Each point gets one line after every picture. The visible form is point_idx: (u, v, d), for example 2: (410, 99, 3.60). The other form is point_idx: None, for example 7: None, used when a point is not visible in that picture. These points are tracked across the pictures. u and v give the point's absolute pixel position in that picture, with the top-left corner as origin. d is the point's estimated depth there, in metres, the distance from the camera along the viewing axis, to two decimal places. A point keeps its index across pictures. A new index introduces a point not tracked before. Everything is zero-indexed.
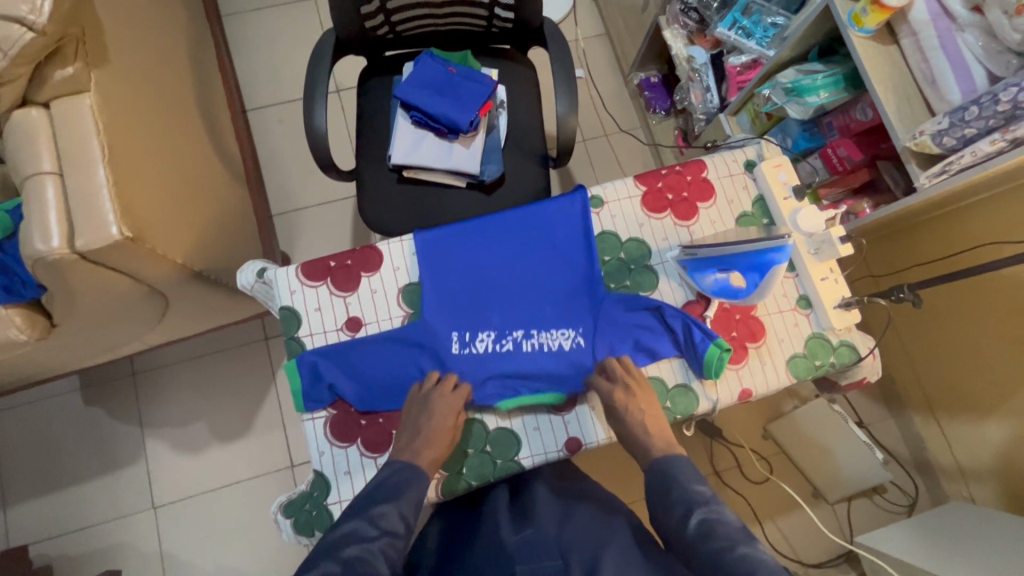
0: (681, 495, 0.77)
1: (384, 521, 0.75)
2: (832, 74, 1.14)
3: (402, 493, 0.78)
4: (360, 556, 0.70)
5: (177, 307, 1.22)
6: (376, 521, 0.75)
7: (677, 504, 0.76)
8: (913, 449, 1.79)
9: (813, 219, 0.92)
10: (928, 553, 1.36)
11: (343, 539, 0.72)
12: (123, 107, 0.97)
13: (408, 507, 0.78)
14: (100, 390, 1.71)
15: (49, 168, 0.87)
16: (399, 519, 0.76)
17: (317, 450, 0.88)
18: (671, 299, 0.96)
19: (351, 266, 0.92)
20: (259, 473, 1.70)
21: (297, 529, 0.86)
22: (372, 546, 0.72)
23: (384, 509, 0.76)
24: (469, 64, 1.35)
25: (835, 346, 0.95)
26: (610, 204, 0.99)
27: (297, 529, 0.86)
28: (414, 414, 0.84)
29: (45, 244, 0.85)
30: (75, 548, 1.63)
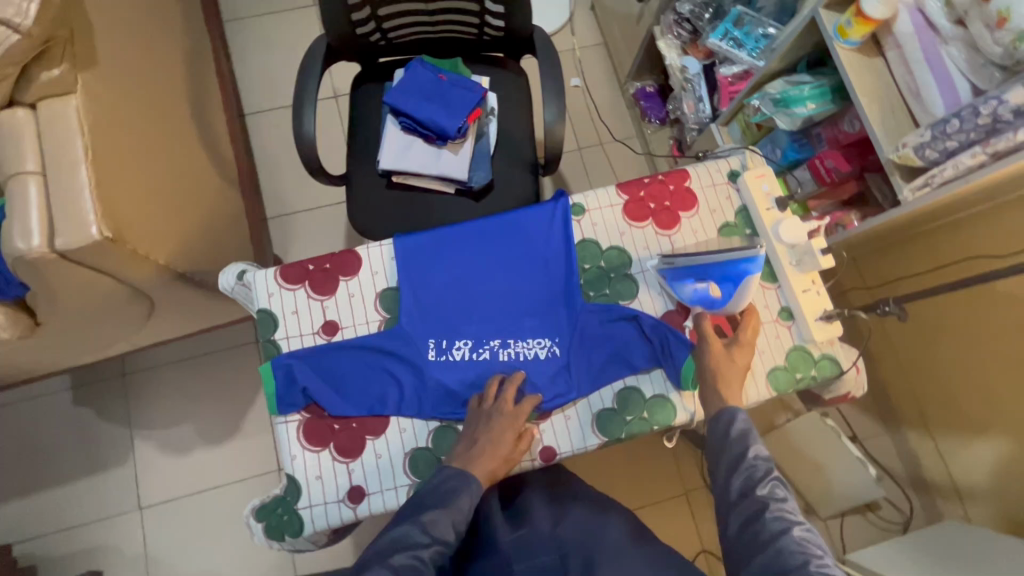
0: (750, 457, 0.77)
1: (435, 528, 0.76)
2: (818, 86, 1.14)
3: (451, 500, 0.79)
4: (410, 564, 0.73)
5: (163, 308, 1.22)
6: (426, 527, 0.76)
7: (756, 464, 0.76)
8: (908, 466, 1.76)
9: (796, 230, 0.93)
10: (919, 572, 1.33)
11: (393, 546, 0.75)
12: (111, 109, 0.98)
13: (458, 514, 0.78)
14: (90, 390, 1.72)
15: (32, 168, 0.88)
16: (450, 527, 0.77)
17: (290, 454, 0.87)
18: (650, 309, 0.95)
19: (329, 270, 0.92)
20: (246, 477, 1.70)
21: (268, 534, 0.86)
22: (423, 553, 0.74)
23: (433, 516, 0.77)
24: (459, 71, 1.36)
25: (816, 359, 0.94)
26: (591, 212, 0.98)
27: (268, 534, 0.86)
28: (473, 423, 0.84)
29: (26, 243, 0.85)
30: (60, 548, 1.63)
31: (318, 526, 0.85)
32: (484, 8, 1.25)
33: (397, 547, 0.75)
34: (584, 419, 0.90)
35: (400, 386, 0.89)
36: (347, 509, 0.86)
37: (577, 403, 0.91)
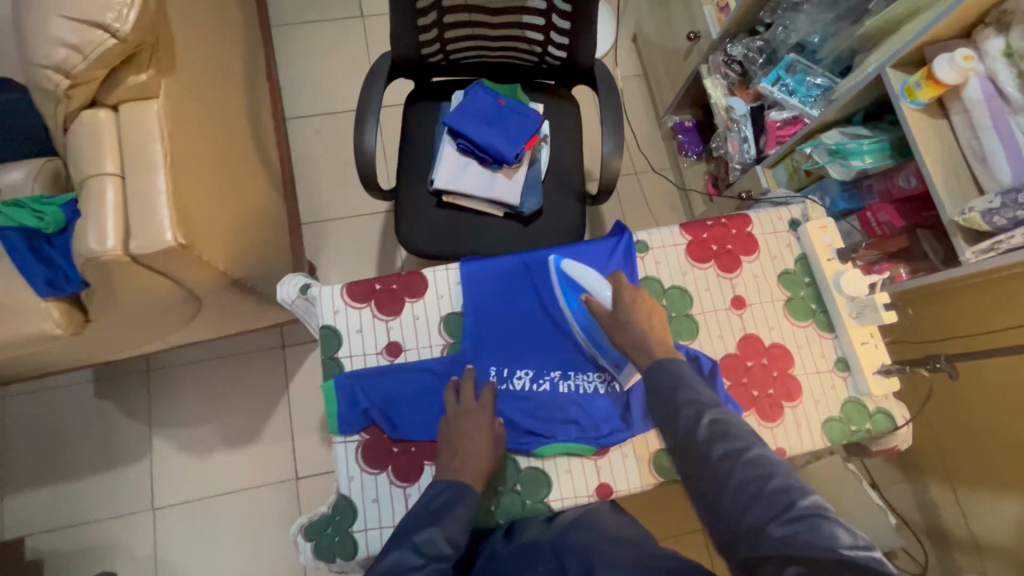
0: (692, 404, 0.73)
1: (431, 546, 0.70)
2: (879, 140, 1.16)
3: (445, 514, 0.74)
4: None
5: (207, 312, 1.22)
6: (420, 548, 0.70)
7: (684, 406, 0.73)
8: (927, 517, 1.76)
9: (857, 283, 0.94)
10: None
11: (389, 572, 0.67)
12: (186, 114, 0.99)
13: (453, 527, 0.73)
14: (112, 384, 1.71)
15: (111, 170, 0.88)
16: (446, 542, 0.71)
17: (347, 475, 0.87)
18: (709, 351, 0.96)
19: (396, 291, 0.93)
20: (263, 483, 1.68)
21: (317, 554, 0.84)
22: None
23: (429, 535, 0.71)
24: (518, 97, 1.38)
25: (872, 412, 0.95)
26: (654, 250, 0.99)
27: (318, 554, 0.84)
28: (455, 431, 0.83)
29: (99, 244, 0.85)
30: (69, 544, 1.59)
31: (371, 550, 0.85)
32: (549, 38, 1.27)
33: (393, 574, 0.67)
34: (641, 457, 0.90)
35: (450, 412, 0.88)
36: None
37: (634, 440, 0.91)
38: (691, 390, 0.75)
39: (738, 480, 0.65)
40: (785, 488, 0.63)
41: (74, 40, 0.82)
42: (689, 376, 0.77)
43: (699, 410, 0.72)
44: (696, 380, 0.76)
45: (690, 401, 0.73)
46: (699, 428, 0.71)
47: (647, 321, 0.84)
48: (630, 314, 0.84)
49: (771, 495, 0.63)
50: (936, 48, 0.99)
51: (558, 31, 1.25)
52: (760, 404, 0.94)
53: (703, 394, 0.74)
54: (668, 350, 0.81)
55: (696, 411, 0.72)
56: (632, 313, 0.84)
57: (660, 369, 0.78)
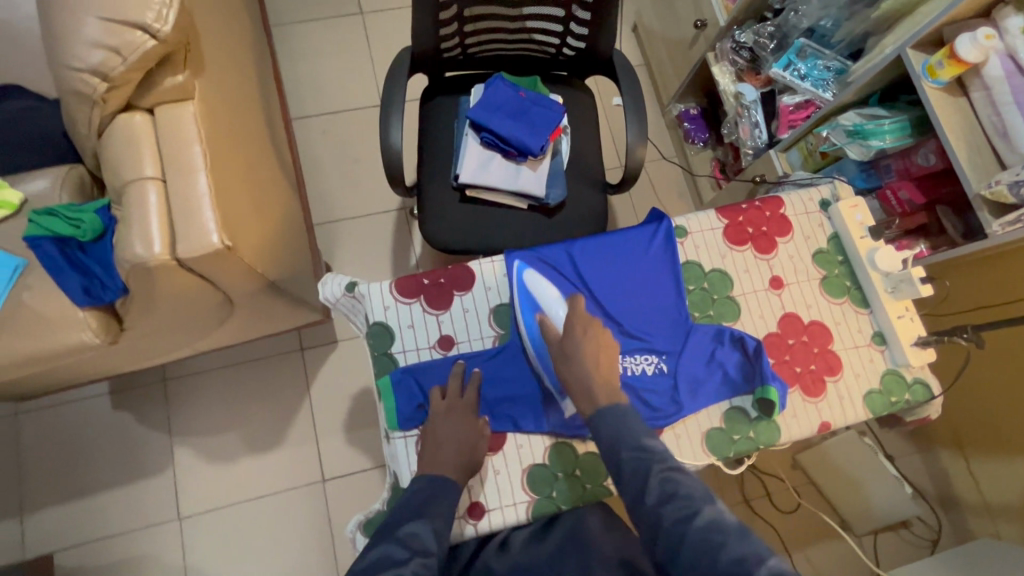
0: (639, 460, 0.73)
1: (415, 540, 0.73)
2: (899, 121, 1.18)
3: (429, 508, 0.77)
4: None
5: (238, 316, 1.20)
6: (405, 542, 0.74)
7: (630, 462, 0.73)
8: (938, 484, 1.82)
9: (891, 259, 0.97)
10: None
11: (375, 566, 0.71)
12: (217, 114, 0.98)
13: (438, 522, 0.77)
14: (129, 395, 1.68)
15: (152, 174, 0.87)
16: (431, 537, 0.74)
17: (408, 469, 0.87)
18: (752, 331, 0.98)
19: (444, 285, 0.93)
20: (290, 487, 1.67)
21: None
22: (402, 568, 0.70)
23: (414, 530, 0.75)
24: (537, 89, 1.38)
25: (909, 383, 0.98)
26: (693, 235, 1.01)
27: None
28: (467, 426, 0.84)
29: (146, 249, 0.84)
30: (94, 560, 1.57)
31: None
32: (568, 30, 1.28)
33: (380, 567, 0.71)
34: (694, 437, 0.92)
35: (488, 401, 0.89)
36: (465, 526, 0.86)
37: (686, 421, 0.93)
38: (637, 444, 0.75)
39: (692, 545, 0.65)
40: (742, 557, 0.63)
41: (113, 42, 0.81)
42: (633, 429, 0.77)
43: (646, 467, 0.73)
44: (641, 433, 0.77)
45: (634, 457, 0.74)
46: (648, 487, 0.71)
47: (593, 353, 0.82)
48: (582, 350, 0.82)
49: (726, 566, 0.63)
50: (955, 28, 1.02)
51: (578, 22, 1.26)
52: (803, 380, 0.96)
53: (648, 449, 0.74)
54: (611, 394, 0.80)
55: (643, 468, 0.73)
56: (581, 347, 0.82)
57: (602, 421, 0.78)
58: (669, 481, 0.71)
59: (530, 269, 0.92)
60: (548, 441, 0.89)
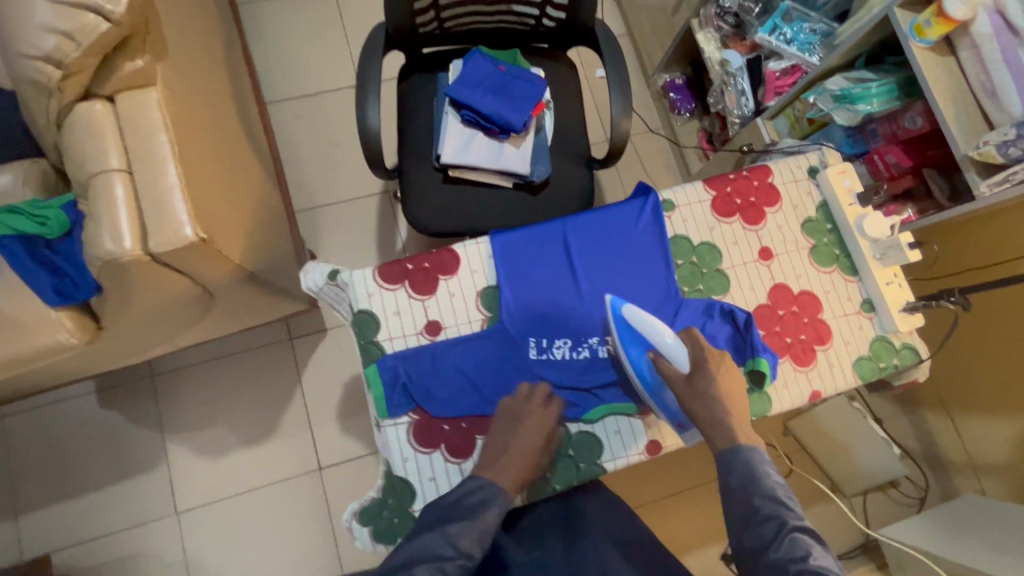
0: (769, 509, 0.74)
1: (461, 542, 0.74)
2: (885, 83, 1.17)
3: (477, 516, 0.76)
4: None
5: (220, 308, 1.18)
6: (452, 540, 0.74)
7: (761, 509, 0.74)
8: (924, 445, 1.86)
9: (880, 225, 0.96)
10: (950, 544, 1.43)
11: (418, 555, 0.73)
12: (183, 100, 0.93)
13: (483, 527, 0.76)
14: (117, 393, 1.65)
15: (117, 165, 0.83)
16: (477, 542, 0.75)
17: (400, 457, 0.85)
18: (742, 303, 0.97)
19: (429, 269, 0.91)
20: (286, 476, 1.67)
21: (377, 536, 0.86)
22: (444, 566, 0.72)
23: (462, 529, 0.75)
24: (518, 63, 1.34)
25: (898, 348, 0.98)
26: (680, 208, 0.99)
27: (378, 536, 0.86)
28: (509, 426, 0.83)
29: (116, 245, 0.81)
30: (93, 557, 1.57)
31: None
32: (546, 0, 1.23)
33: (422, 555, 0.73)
34: None
35: (477, 385, 0.88)
36: None
37: None
38: (767, 493, 0.76)
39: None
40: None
41: (64, 26, 0.76)
42: (768, 477, 0.78)
43: (773, 524, 0.73)
44: (774, 483, 0.77)
45: (765, 507, 0.75)
46: (775, 543, 0.71)
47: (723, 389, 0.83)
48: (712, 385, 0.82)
49: None
50: None
51: None
52: (793, 350, 0.96)
53: (780, 501, 0.74)
54: (749, 439, 0.81)
55: (771, 519, 0.73)
56: (715, 388, 0.82)
57: (735, 466, 0.79)
58: (798, 541, 0.70)
59: (627, 304, 0.86)
60: None
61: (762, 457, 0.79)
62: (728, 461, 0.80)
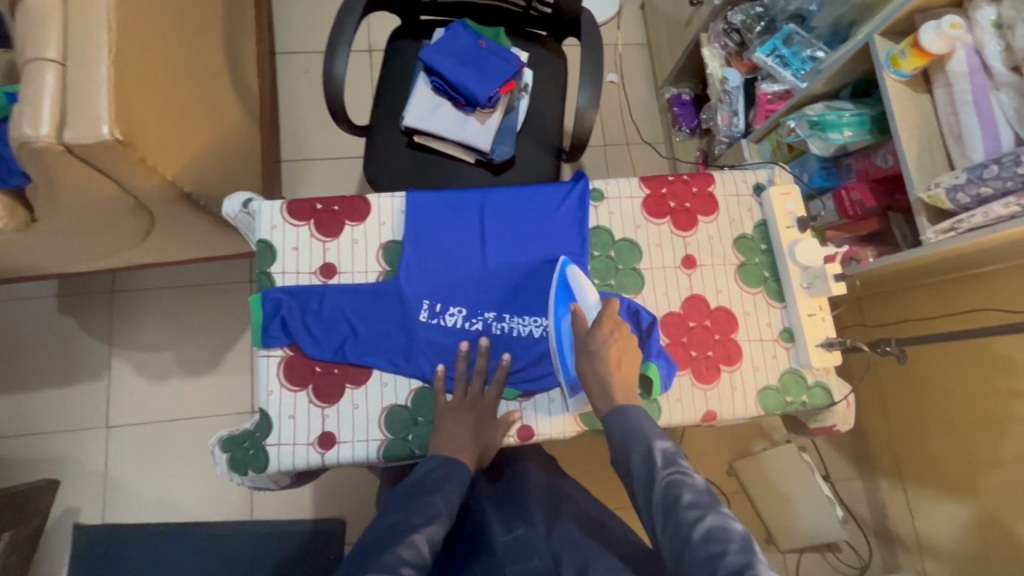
0: (644, 459, 0.71)
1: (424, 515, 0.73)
2: (859, 114, 1.12)
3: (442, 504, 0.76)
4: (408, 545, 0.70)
5: (161, 227, 1.20)
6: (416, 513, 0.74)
7: (637, 463, 0.71)
8: (875, 513, 1.76)
9: (812, 253, 0.91)
10: None
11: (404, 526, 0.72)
12: (140, 10, 0.95)
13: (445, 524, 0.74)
14: (76, 300, 1.71)
15: (52, 56, 0.85)
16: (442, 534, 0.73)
17: (266, 389, 0.85)
18: (652, 307, 0.93)
19: (337, 212, 0.90)
20: (218, 413, 1.69)
21: (230, 465, 0.84)
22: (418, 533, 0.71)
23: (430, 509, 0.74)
24: (500, 41, 1.33)
25: (810, 385, 0.92)
26: (609, 200, 0.96)
27: (231, 466, 0.84)
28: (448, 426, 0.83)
29: (33, 129, 0.83)
30: (19, 453, 1.61)
31: (284, 465, 0.83)
32: None
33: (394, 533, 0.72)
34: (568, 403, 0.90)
35: (357, 336, 0.87)
36: (314, 454, 0.84)
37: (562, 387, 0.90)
38: (646, 445, 0.71)
39: (693, 555, 0.62)
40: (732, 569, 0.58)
41: None
42: (645, 428, 0.73)
43: (649, 472, 0.70)
44: (652, 433, 0.73)
45: (643, 461, 0.71)
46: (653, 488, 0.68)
47: (608, 350, 0.78)
48: (603, 344, 0.78)
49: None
50: (926, 16, 0.94)
51: None
52: (696, 365, 0.92)
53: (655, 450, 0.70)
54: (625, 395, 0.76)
55: (649, 467, 0.70)
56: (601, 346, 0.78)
57: (612, 422, 0.75)
58: (674, 484, 0.67)
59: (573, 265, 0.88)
60: (408, 382, 0.87)
61: (643, 411, 0.75)
62: (609, 419, 0.76)
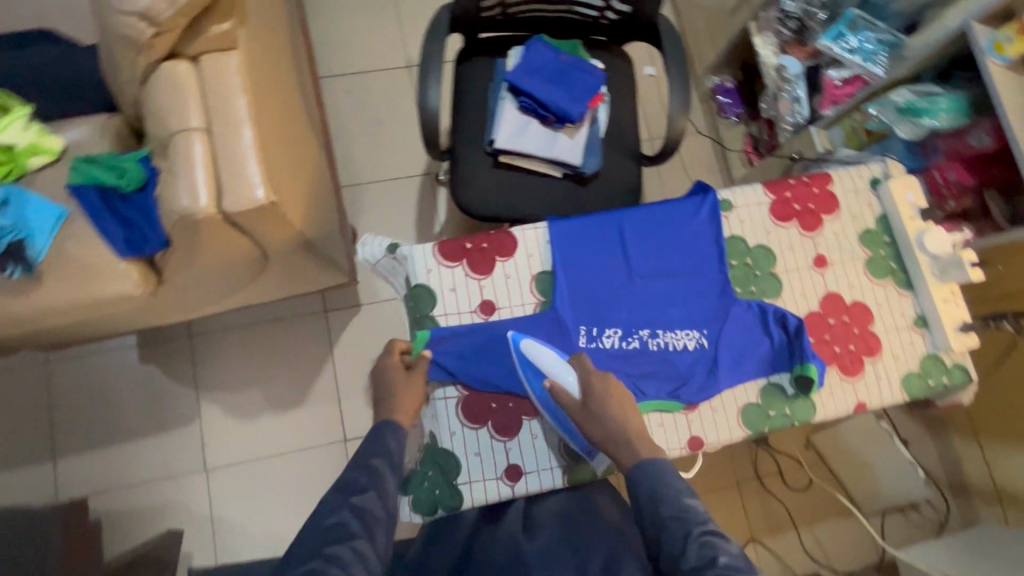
0: (676, 519, 0.70)
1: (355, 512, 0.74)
2: (955, 98, 1.15)
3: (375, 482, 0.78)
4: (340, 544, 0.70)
5: (271, 273, 1.19)
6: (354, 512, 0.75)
7: (669, 521, 0.70)
8: (950, 471, 1.78)
9: (942, 242, 0.95)
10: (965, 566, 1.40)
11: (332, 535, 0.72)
12: (258, 67, 0.96)
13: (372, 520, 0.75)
14: (156, 349, 1.70)
15: (197, 125, 0.86)
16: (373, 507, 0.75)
17: (449, 429, 0.88)
18: (794, 309, 0.97)
19: (486, 250, 0.92)
20: (311, 445, 1.70)
21: (415, 507, 0.87)
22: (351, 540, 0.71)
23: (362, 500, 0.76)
24: (578, 54, 1.34)
25: (948, 366, 0.97)
26: (738, 209, 0.99)
27: (416, 508, 0.87)
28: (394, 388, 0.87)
29: (193, 202, 0.84)
30: (124, 505, 1.62)
31: (476, 501, 0.88)
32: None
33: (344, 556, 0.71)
34: (730, 410, 0.93)
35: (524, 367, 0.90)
36: (503, 487, 0.88)
37: (722, 395, 0.93)
38: (674, 502, 0.72)
39: None
40: None
41: None
42: (671, 486, 0.74)
43: (682, 526, 0.70)
44: (679, 492, 0.73)
45: (672, 515, 0.71)
46: (687, 550, 0.68)
47: (608, 409, 0.81)
48: (604, 404, 0.81)
49: None
50: None
51: None
52: (841, 360, 0.96)
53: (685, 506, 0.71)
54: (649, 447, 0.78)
55: (682, 525, 0.70)
56: (606, 407, 0.81)
57: (637, 479, 0.75)
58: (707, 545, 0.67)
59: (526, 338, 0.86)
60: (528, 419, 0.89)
61: (665, 463, 0.77)
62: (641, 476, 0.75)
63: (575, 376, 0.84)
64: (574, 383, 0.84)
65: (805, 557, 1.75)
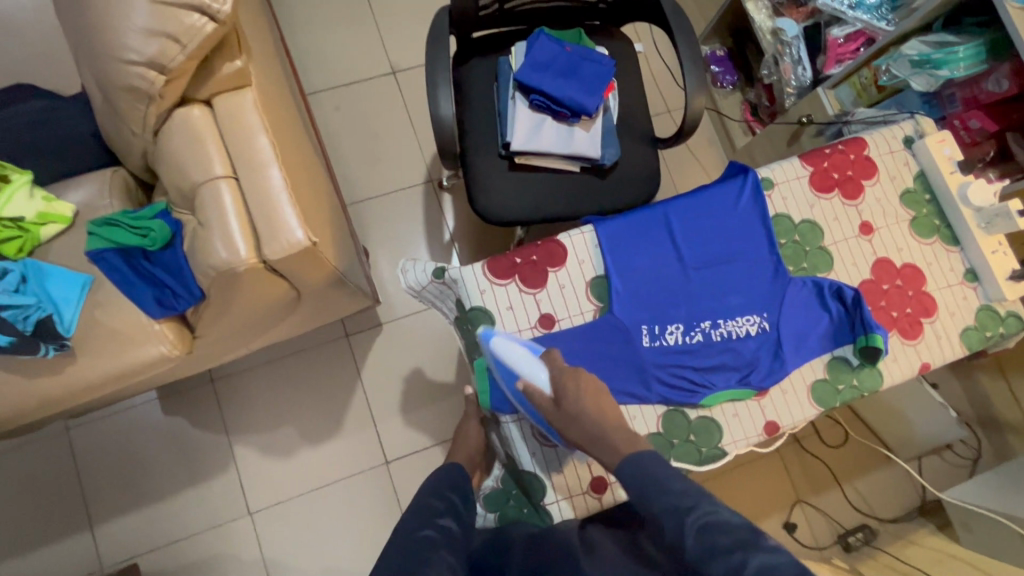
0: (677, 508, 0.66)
1: None
2: (973, 46, 1.14)
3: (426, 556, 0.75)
4: None
5: (303, 310, 1.15)
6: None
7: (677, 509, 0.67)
8: (976, 406, 1.73)
9: (984, 194, 0.95)
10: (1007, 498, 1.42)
11: None
12: (272, 101, 0.92)
13: None
14: (179, 398, 1.64)
15: (223, 172, 0.82)
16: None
17: (527, 450, 0.89)
18: (848, 280, 0.96)
19: (537, 262, 0.91)
20: (354, 473, 1.66)
21: (499, 519, 0.92)
22: None
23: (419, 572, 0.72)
24: (583, 43, 1.30)
25: (1003, 317, 0.98)
26: (779, 185, 0.98)
27: (501, 520, 0.92)
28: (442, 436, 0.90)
29: (232, 254, 0.79)
30: (172, 562, 1.58)
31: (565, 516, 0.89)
32: None
33: None
34: (800, 390, 0.93)
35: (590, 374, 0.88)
36: (591, 499, 0.89)
37: (790, 376, 0.93)
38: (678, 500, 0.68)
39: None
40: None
41: (168, 28, 0.75)
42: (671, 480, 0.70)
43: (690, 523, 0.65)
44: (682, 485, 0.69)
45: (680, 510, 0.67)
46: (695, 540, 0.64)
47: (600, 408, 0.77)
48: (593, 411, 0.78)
49: None
50: None
51: None
52: (901, 325, 0.95)
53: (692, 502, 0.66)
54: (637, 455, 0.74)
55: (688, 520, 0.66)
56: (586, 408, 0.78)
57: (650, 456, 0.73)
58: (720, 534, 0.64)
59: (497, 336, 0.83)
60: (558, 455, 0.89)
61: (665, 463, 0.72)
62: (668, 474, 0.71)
63: (546, 372, 0.82)
64: (546, 379, 0.81)
65: (850, 510, 1.76)
